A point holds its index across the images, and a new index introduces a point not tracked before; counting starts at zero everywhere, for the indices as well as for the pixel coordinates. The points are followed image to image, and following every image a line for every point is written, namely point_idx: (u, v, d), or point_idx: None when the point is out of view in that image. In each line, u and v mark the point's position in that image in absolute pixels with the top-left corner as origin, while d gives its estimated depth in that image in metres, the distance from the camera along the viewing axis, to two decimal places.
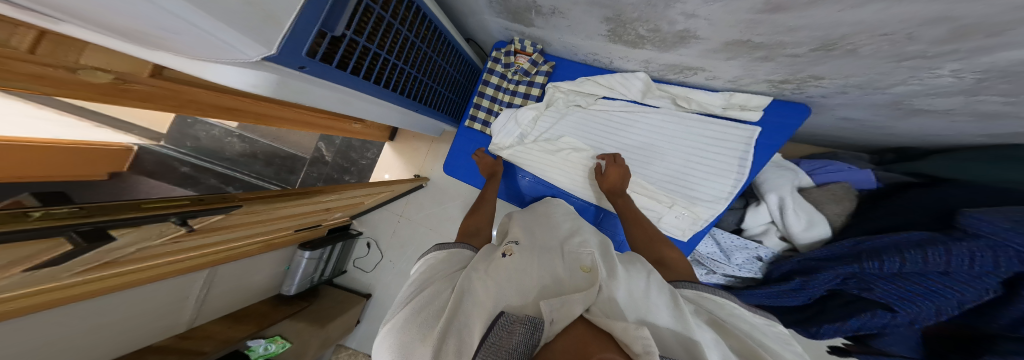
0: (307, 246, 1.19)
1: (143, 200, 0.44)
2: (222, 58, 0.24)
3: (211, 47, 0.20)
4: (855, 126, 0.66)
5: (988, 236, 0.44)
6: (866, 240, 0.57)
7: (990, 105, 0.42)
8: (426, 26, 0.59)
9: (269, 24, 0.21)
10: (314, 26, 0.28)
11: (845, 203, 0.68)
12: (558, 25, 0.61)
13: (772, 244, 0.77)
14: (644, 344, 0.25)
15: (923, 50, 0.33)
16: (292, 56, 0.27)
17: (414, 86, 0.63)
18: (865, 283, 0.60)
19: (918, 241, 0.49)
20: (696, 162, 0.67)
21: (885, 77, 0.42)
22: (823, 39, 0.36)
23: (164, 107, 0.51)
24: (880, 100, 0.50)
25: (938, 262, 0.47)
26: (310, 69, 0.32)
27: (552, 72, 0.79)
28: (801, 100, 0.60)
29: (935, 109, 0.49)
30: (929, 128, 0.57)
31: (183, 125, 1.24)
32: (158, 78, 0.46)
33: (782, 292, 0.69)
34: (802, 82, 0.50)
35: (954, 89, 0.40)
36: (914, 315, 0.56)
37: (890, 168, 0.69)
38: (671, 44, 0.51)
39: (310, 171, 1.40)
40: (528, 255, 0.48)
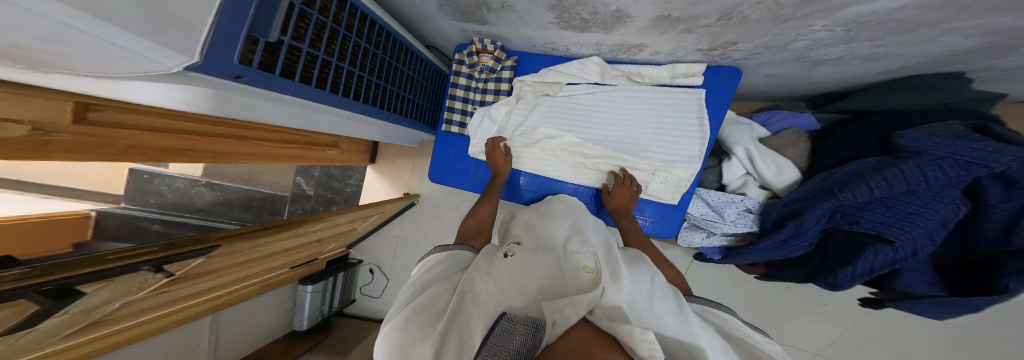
0: (307, 281, 1.19)
1: (101, 253, 0.44)
2: (139, 73, 0.25)
3: (121, 58, 0.22)
4: (779, 80, 0.69)
5: (928, 151, 0.45)
6: (832, 174, 0.55)
7: (866, 49, 0.48)
8: (381, 34, 0.59)
9: (181, 29, 0.23)
10: (240, 30, 0.29)
11: (801, 144, 0.67)
12: (511, 18, 0.62)
13: (755, 194, 0.71)
14: (649, 349, 0.29)
15: (792, 13, 0.38)
16: (221, 64, 0.29)
17: (380, 96, 0.64)
18: (850, 217, 0.55)
19: (874, 166, 0.49)
20: (663, 129, 0.71)
21: (780, 38, 0.47)
22: (720, 10, 0.40)
23: (104, 157, 0.51)
24: (788, 56, 0.55)
25: (900, 183, 0.46)
26: (248, 78, 0.33)
27: (517, 66, 0.80)
28: (729, 64, 0.64)
29: (832, 58, 0.53)
30: (838, 73, 0.60)
31: (140, 182, 1.19)
32: (82, 124, 0.45)
33: (782, 242, 0.63)
34: (725, 48, 0.55)
35: (834, 41, 0.46)
36: (913, 243, 0.51)
37: (823, 110, 0.72)
38: (611, 25, 0.53)
39: (294, 208, 1.39)
40: (528, 254, 0.50)
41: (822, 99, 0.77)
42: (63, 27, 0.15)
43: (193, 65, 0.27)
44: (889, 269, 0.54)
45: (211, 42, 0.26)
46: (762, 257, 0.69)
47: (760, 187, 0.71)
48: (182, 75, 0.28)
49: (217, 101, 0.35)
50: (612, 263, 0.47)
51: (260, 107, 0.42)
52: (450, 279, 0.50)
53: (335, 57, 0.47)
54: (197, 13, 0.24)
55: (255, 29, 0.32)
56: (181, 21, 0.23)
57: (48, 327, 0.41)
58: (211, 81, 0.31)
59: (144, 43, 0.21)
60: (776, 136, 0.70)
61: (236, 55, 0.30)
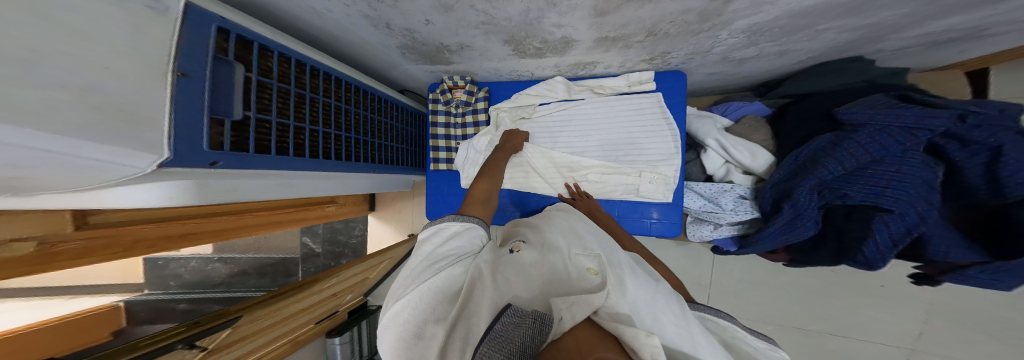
0: None
1: (137, 340, 0.52)
2: (117, 181, 0.27)
3: (91, 170, 0.24)
4: (719, 77, 0.74)
5: (869, 122, 0.50)
6: (799, 152, 0.56)
7: (772, 49, 0.54)
8: (353, 91, 0.63)
9: (137, 126, 0.25)
10: (201, 116, 0.32)
11: (763, 129, 0.69)
12: (472, 55, 0.67)
13: (741, 180, 0.71)
14: (653, 353, 0.27)
15: (700, 27, 0.44)
16: (192, 153, 0.32)
17: (364, 149, 0.67)
18: (837, 191, 0.55)
19: (833, 141, 0.52)
20: (637, 132, 0.74)
21: (699, 47, 0.52)
22: (646, 28, 0.45)
23: (111, 256, 0.52)
24: (716, 59, 0.59)
25: (862, 153, 0.50)
26: (225, 162, 0.36)
27: (490, 95, 0.85)
28: (674, 68, 0.69)
29: (750, 57, 0.59)
30: (762, 68, 0.66)
31: (155, 268, 1.13)
32: (85, 230, 0.46)
33: (789, 223, 0.59)
34: (663, 57, 0.59)
35: (743, 44, 0.51)
36: (912, 207, 0.50)
37: (767, 98, 0.76)
38: (562, 49, 0.57)
39: (306, 267, 1.39)
40: (535, 252, 0.48)
41: (762, 88, 0.82)
42: (20, 148, 0.17)
43: (166, 162, 0.30)
44: (907, 239, 0.53)
45: (175, 134, 0.29)
46: (777, 244, 0.64)
47: (744, 173, 0.71)
48: (166, 175, 0.31)
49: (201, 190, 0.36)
50: (617, 266, 0.44)
51: (244, 186, 0.42)
52: (463, 258, 0.50)
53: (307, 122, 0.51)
54: (147, 108, 0.27)
55: (219, 110, 0.35)
56: (136, 118, 0.25)
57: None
58: (192, 172, 0.33)
59: (107, 148, 0.23)
60: (737, 124, 0.72)
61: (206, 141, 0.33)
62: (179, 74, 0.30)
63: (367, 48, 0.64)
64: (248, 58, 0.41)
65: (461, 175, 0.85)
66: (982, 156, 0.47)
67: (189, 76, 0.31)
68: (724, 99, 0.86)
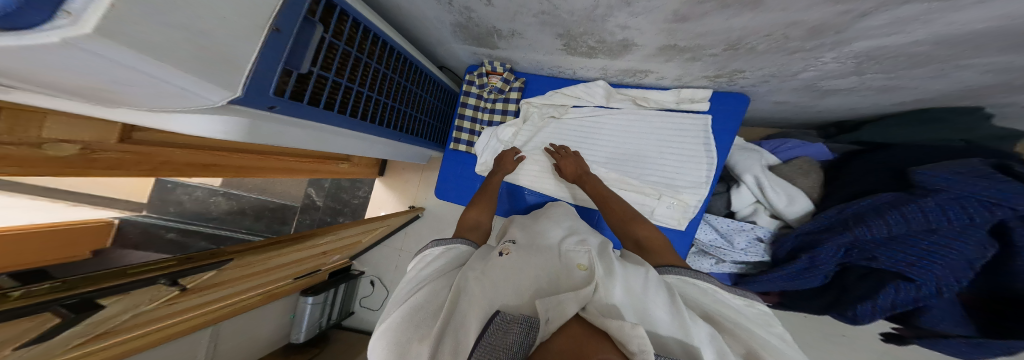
0: (308, 292, 1.18)
1: (126, 267, 0.47)
2: (191, 108, 0.28)
3: (177, 97, 0.24)
4: (789, 108, 0.69)
5: (948, 188, 0.44)
6: (845, 207, 0.54)
7: (880, 81, 0.48)
8: (398, 60, 0.63)
9: (228, 67, 0.24)
10: (277, 66, 0.31)
11: (813, 174, 0.65)
12: (519, 45, 0.66)
13: (766, 223, 0.69)
14: (639, 345, 0.27)
15: (802, 45, 0.40)
16: (257, 97, 0.31)
17: (393, 116, 0.66)
18: (866, 251, 0.53)
19: (890, 202, 0.49)
20: (668, 152, 0.70)
21: (788, 67, 0.47)
22: (728, 40, 0.42)
23: (140, 173, 0.54)
24: (796, 85, 0.54)
25: (919, 221, 0.46)
26: (279, 108, 0.35)
27: (525, 87, 0.82)
28: (737, 90, 0.65)
29: (842, 88, 0.53)
30: (849, 103, 0.60)
31: (163, 191, 1.19)
32: (125, 143, 0.49)
33: (798, 273, 0.60)
34: (731, 76, 0.54)
35: (844, 73, 0.46)
36: (936, 280, 0.48)
37: (835, 140, 0.71)
38: (617, 52, 0.55)
39: (303, 218, 1.45)
40: (524, 254, 0.49)
41: (832, 130, 0.77)
42: (132, 70, 0.18)
43: (235, 100, 0.28)
44: (912, 306, 0.53)
45: (251, 77, 0.28)
46: (772, 287, 0.66)
47: (772, 216, 0.69)
48: (229, 111, 0.31)
49: (249, 129, 0.37)
50: (606, 261, 0.47)
51: (283, 134, 0.44)
52: (447, 273, 0.50)
53: (355, 83, 0.51)
54: (240, 53, 0.25)
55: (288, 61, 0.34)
56: (231, 63, 0.25)
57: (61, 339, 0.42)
58: (251, 112, 0.33)
59: (196, 82, 0.22)
60: (786, 164, 0.70)
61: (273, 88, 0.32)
62: (274, 29, 0.29)
63: (420, 21, 0.64)
64: (328, 21, 0.42)
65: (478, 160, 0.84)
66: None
67: (280, 32, 0.30)
68: (780, 134, 0.82)
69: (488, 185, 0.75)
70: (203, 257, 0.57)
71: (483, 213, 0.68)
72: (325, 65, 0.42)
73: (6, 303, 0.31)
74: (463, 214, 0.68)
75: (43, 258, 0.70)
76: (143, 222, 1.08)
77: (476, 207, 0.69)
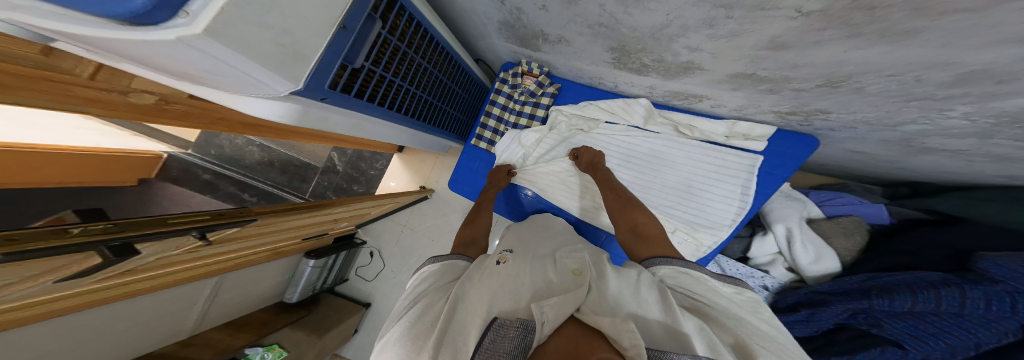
0: (313, 255, 1.17)
1: (174, 216, 0.47)
2: (259, 96, 0.27)
3: (247, 84, 0.24)
4: (866, 158, 0.63)
5: (1008, 281, 0.42)
6: (880, 277, 0.55)
7: (1004, 148, 0.40)
8: (438, 52, 0.62)
9: (300, 64, 0.24)
10: (336, 60, 0.30)
11: (857, 236, 0.66)
12: (564, 51, 0.63)
13: (778, 274, 0.74)
14: (631, 340, 0.27)
15: (931, 92, 0.34)
16: (315, 88, 0.30)
17: (425, 108, 0.66)
18: (872, 318, 0.56)
19: (933, 282, 0.48)
20: (696, 187, 0.66)
21: (894, 115, 0.41)
22: (828, 76, 0.37)
23: (197, 124, 0.52)
24: (891, 137, 0.49)
25: (952, 305, 0.45)
26: (331, 100, 0.34)
27: (558, 93, 0.81)
28: (809, 133, 0.59)
29: (947, 149, 0.46)
30: (944, 166, 0.53)
31: (210, 134, 1.32)
32: (195, 98, 0.47)
33: (792, 322, 0.66)
34: (810, 115, 0.50)
35: (965, 132, 0.39)
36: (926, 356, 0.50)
37: (900, 204, 0.67)
38: (675, 74, 0.52)
39: (321, 179, 1.43)
40: (520, 261, 0.48)
41: (902, 188, 0.71)
42: (204, 53, 0.17)
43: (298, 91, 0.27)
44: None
45: (315, 70, 0.27)
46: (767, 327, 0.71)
47: (787, 269, 0.74)
48: (289, 99, 0.30)
49: (302, 114, 0.36)
50: (600, 266, 0.46)
51: (330, 121, 0.43)
52: (443, 284, 0.48)
53: (399, 77, 0.50)
54: (310, 46, 0.24)
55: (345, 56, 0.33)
56: (300, 57, 0.24)
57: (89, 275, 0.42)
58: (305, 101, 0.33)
59: (272, 74, 0.22)
60: (827, 220, 0.71)
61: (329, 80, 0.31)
62: (342, 26, 0.28)
63: (471, 15, 0.63)
64: (387, 15, 0.41)
65: (498, 158, 0.81)
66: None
67: (346, 28, 0.29)
68: (841, 185, 0.79)
69: (481, 204, 0.74)
70: (234, 216, 0.56)
71: (476, 231, 0.66)
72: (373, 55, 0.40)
73: (60, 238, 0.31)
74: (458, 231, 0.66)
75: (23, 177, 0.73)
76: (190, 160, 1.29)
77: (465, 225, 0.68)
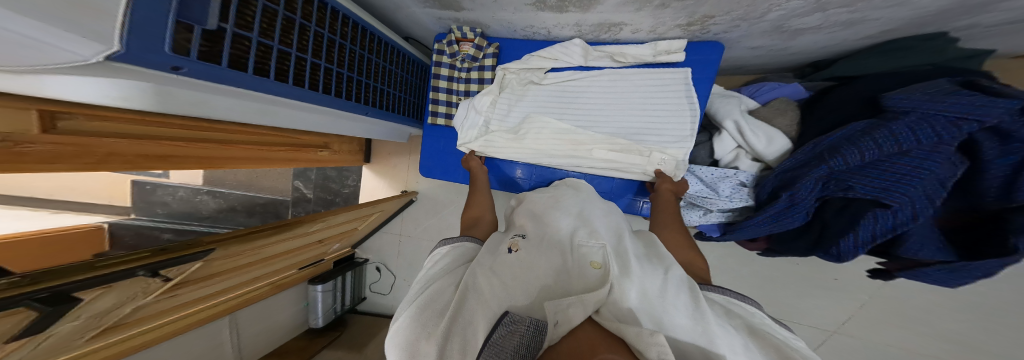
0: (318, 280, 1.22)
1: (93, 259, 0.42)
2: (43, 66, 0.20)
3: (15, 50, 0.17)
4: (766, 52, 0.65)
5: (915, 109, 0.41)
6: (820, 140, 0.48)
7: (843, 16, 0.45)
8: (367, 37, 0.58)
9: (95, 13, 0.18)
10: (166, 14, 0.24)
11: (791, 114, 0.58)
12: (485, 3, 0.58)
13: (748, 167, 0.62)
14: (659, 352, 0.23)
15: None
16: (152, 53, 0.24)
17: (365, 92, 0.60)
18: (843, 182, 0.47)
19: (862, 130, 0.44)
20: (650, 109, 0.66)
21: (754, 9, 0.44)
22: None
23: (81, 166, 0.47)
24: (766, 28, 0.51)
25: (890, 147, 0.41)
26: (190, 70, 0.28)
27: (500, 53, 0.76)
28: (710, 39, 0.61)
29: (809, 27, 0.50)
30: (819, 41, 0.56)
31: (144, 193, 1.23)
32: (53, 134, 0.41)
33: (777, 215, 0.54)
34: (703, 22, 0.52)
35: (807, 10, 0.43)
36: (913, 204, 0.42)
37: (808, 80, 0.65)
38: (587, 3, 0.50)
39: (296, 211, 1.38)
40: (536, 250, 0.45)
41: (807, 69, 0.70)
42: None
43: (117, 55, 0.22)
44: (890, 235, 0.47)
45: (134, 31, 0.22)
46: (760, 232, 0.60)
47: (753, 160, 0.62)
48: (114, 69, 0.24)
49: (171, 98, 0.32)
50: (623, 259, 0.41)
51: (218, 103, 0.36)
52: (452, 270, 0.49)
53: (336, 64, 0.49)
54: None
55: (186, 14, 0.26)
56: (94, 6, 0.18)
57: (64, 334, 0.43)
58: (149, 74, 0.26)
59: (48, 28, 0.17)
60: (765, 107, 0.61)
61: (169, 43, 0.25)
62: None
63: None
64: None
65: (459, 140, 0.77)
66: (1016, 157, 0.38)
67: None
68: (759, 80, 0.75)
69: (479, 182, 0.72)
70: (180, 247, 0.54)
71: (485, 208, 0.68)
72: (256, 27, 0.34)
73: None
74: (467, 213, 0.68)
75: (61, 258, 0.78)
76: (134, 224, 1.16)
77: (476, 204, 0.69)
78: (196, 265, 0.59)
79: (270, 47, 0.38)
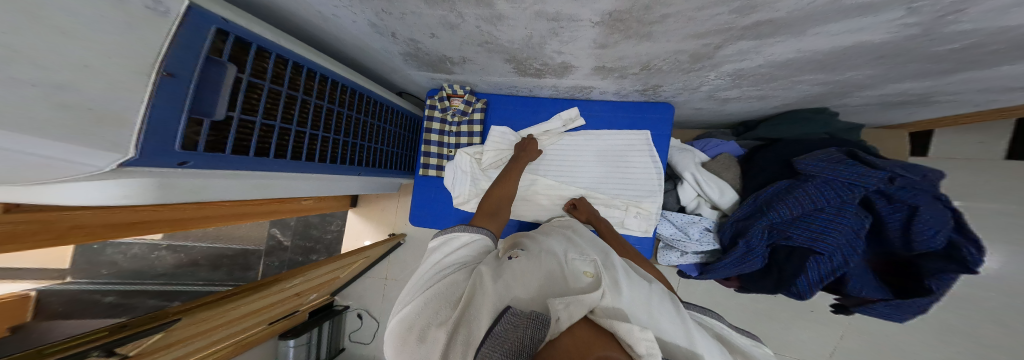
0: (290, 334, 1.07)
1: (38, 349, 0.40)
2: (66, 178, 0.22)
3: (33, 166, 0.19)
4: (700, 112, 0.74)
5: (820, 174, 0.50)
6: (758, 194, 0.56)
7: (758, 91, 0.54)
8: (366, 102, 0.63)
9: (110, 125, 0.21)
10: (179, 114, 0.27)
11: (734, 169, 0.66)
12: (473, 69, 0.65)
13: (709, 214, 0.68)
14: (648, 347, 0.26)
15: (692, 66, 0.45)
16: (160, 153, 0.26)
17: (362, 154, 0.64)
18: (783, 232, 0.54)
19: (787, 188, 0.53)
20: (622, 166, 0.73)
21: (690, 83, 0.53)
22: (640, 63, 0.47)
23: (40, 242, 0.45)
24: (702, 96, 0.60)
25: (812, 204, 0.49)
26: (194, 163, 0.30)
27: (487, 108, 0.81)
28: (663, 100, 0.69)
29: (735, 97, 0.59)
30: (744, 108, 0.66)
31: (88, 253, 1.05)
32: (17, 212, 0.39)
33: (738, 259, 0.59)
34: (655, 89, 0.61)
35: (728, 86, 0.52)
36: (839, 251, 0.50)
37: (741, 138, 0.74)
38: (561, 73, 0.57)
39: (269, 261, 1.32)
40: (533, 258, 0.44)
41: (739, 128, 0.79)
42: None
43: (131, 161, 0.24)
44: (834, 276, 0.52)
45: (148, 134, 0.25)
46: (729, 273, 0.63)
47: (713, 207, 0.68)
48: (129, 174, 0.25)
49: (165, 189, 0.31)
50: (611, 266, 0.42)
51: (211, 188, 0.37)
52: (469, 266, 0.47)
53: (331, 132, 0.52)
54: (121, 105, 0.22)
55: (198, 110, 0.30)
56: (106, 117, 0.21)
57: None
58: (156, 173, 0.28)
59: (73, 148, 0.19)
60: (713, 160, 0.69)
61: (180, 141, 0.28)
62: (165, 73, 0.25)
63: (369, 50, 0.60)
64: (243, 59, 0.36)
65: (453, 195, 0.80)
66: (902, 213, 0.48)
67: (176, 77, 0.26)
68: (704, 135, 0.82)
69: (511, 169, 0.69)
70: (139, 324, 0.53)
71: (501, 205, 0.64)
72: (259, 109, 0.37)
73: None
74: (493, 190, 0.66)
75: None
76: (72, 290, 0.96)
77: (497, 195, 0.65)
78: (156, 337, 0.53)
79: (272, 126, 0.40)
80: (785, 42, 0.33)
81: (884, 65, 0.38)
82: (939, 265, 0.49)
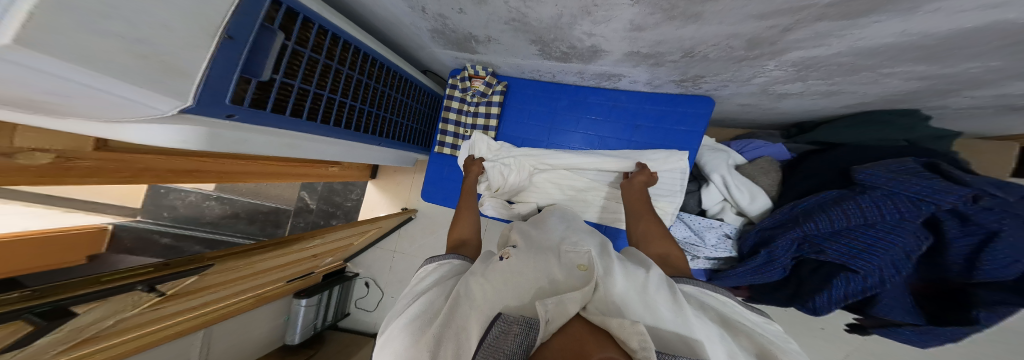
0: (302, 294, 1.17)
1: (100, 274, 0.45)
2: (138, 118, 0.25)
3: (114, 104, 0.21)
4: (751, 109, 0.68)
5: (882, 186, 0.45)
6: (798, 202, 0.52)
7: (822, 86, 0.49)
8: (394, 77, 0.64)
9: (179, 76, 0.23)
10: (233, 72, 0.29)
11: (773, 173, 0.62)
12: (497, 50, 0.63)
13: (732, 220, 0.64)
14: (641, 341, 0.25)
15: (746, 54, 0.41)
16: (213, 105, 0.28)
17: (384, 126, 0.66)
18: (816, 245, 0.51)
19: (834, 200, 0.48)
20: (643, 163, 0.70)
21: (739, 74, 0.49)
22: (684, 49, 0.43)
23: (118, 179, 0.51)
24: (753, 89, 0.55)
25: (859, 217, 0.45)
26: (241, 117, 0.33)
27: (507, 91, 0.79)
28: (702, 94, 0.65)
29: (793, 92, 0.53)
30: (801, 106, 0.60)
31: (156, 196, 1.21)
32: (102, 150, 0.45)
33: (756, 268, 0.56)
34: (695, 80, 0.56)
35: (789, 79, 0.47)
36: (880, 271, 0.46)
37: (793, 140, 0.68)
38: (589, 58, 0.55)
39: (297, 220, 1.40)
40: (526, 256, 0.42)
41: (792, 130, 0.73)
42: (77, 84, 0.16)
43: (189, 108, 0.26)
44: (860, 296, 0.49)
45: (204, 88, 0.26)
46: (742, 281, 0.60)
47: (738, 214, 0.64)
48: (186, 122, 0.28)
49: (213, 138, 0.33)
50: (607, 256, 0.41)
51: (250, 142, 0.40)
52: (446, 283, 0.44)
53: (359, 100, 0.53)
54: (190, 60, 0.24)
55: (248, 70, 0.31)
56: (175, 69, 0.22)
57: (43, 345, 0.40)
58: (209, 122, 0.30)
59: (146, 93, 0.21)
60: (750, 163, 0.65)
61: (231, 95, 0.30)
62: (227, 37, 0.26)
63: (398, 26, 0.60)
64: (292, 29, 0.37)
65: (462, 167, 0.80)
66: (974, 238, 0.43)
67: (234, 39, 0.28)
68: (747, 135, 0.77)
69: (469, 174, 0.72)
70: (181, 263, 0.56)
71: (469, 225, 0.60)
72: (298, 74, 0.39)
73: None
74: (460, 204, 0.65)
75: (64, 257, 0.76)
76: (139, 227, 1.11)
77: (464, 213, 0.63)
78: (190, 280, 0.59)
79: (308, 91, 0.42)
80: (885, 23, 0.29)
81: (1011, 55, 0.32)
82: (1000, 297, 0.43)
